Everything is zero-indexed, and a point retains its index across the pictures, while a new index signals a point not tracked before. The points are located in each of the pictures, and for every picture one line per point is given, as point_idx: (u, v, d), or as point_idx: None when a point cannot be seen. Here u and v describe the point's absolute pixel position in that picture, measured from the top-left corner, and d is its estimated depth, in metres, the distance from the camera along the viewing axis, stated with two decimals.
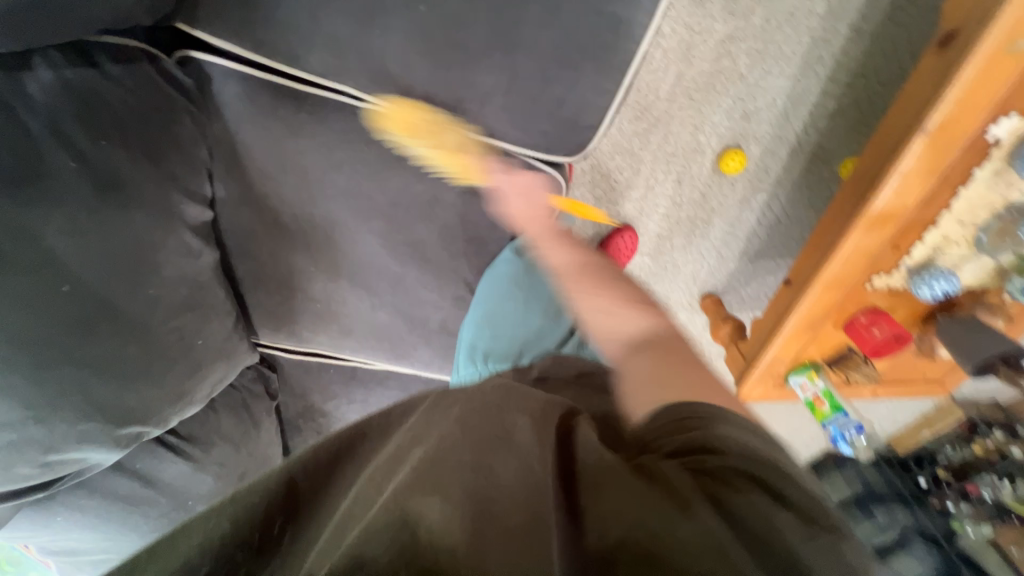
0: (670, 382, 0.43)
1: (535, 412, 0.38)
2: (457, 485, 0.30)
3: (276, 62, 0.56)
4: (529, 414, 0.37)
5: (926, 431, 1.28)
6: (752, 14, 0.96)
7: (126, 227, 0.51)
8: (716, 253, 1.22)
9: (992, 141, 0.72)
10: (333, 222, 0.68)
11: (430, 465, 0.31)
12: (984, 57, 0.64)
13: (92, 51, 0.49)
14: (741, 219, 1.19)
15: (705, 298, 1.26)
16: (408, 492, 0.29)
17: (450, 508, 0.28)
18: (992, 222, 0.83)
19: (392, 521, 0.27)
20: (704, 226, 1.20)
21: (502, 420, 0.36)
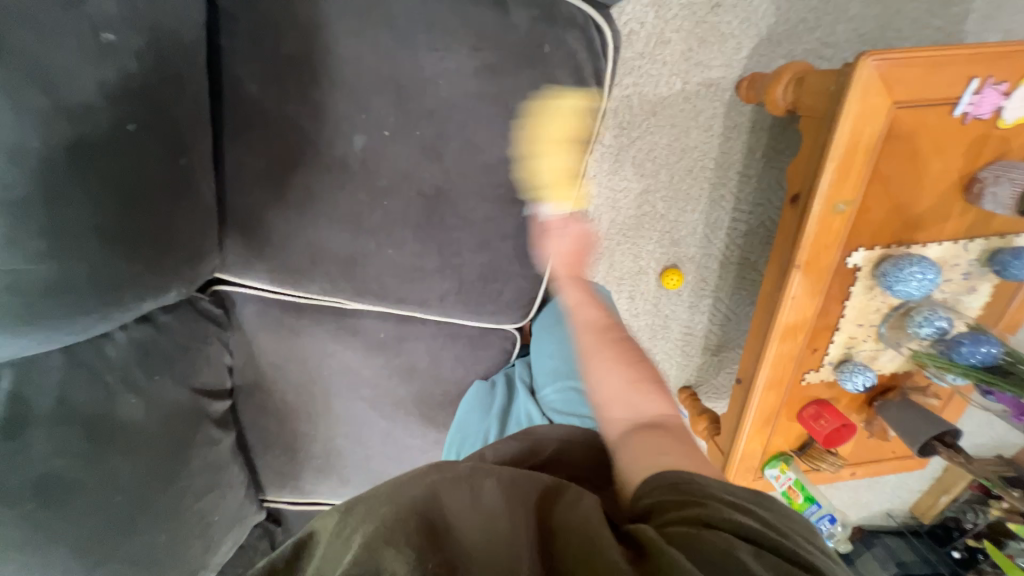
0: (655, 453, 0.54)
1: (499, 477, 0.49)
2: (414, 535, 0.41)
3: (285, 286, 0.72)
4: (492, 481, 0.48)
5: (943, 497, 1.32)
6: (659, 173, 1.19)
7: (165, 437, 0.65)
8: (679, 351, 1.39)
9: (854, 266, 0.90)
10: (329, 395, 0.83)
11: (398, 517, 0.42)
12: (816, 217, 0.84)
13: (150, 311, 0.64)
14: (694, 321, 1.37)
15: (683, 392, 1.40)
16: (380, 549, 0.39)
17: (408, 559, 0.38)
18: (885, 320, 0.98)
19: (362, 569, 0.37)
20: (662, 329, 1.37)
21: (470, 484, 0.47)
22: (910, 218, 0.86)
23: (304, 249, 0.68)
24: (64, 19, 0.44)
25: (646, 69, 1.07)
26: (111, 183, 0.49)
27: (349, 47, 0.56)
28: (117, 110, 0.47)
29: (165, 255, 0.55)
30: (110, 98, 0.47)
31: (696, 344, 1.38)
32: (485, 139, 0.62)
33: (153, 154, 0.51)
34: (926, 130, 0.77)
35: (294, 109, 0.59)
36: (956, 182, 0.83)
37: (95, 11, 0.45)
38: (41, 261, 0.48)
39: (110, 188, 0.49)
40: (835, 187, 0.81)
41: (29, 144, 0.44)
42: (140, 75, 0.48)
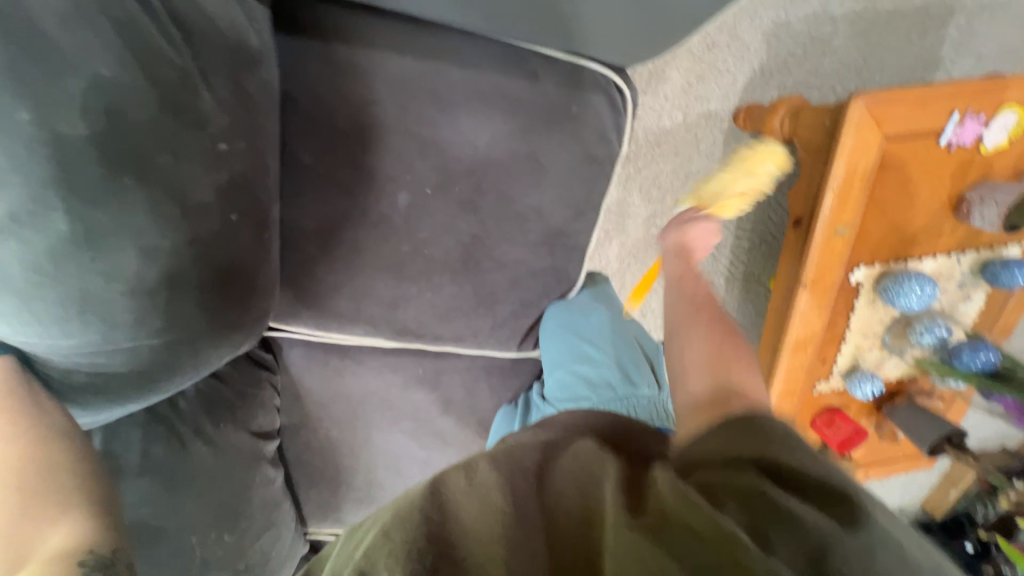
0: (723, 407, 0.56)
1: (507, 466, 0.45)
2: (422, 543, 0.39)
3: (329, 332, 0.76)
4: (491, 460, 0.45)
5: (953, 490, 1.36)
6: (665, 198, 1.25)
7: (228, 479, 0.69)
8: None
9: (857, 283, 0.96)
10: (370, 429, 0.87)
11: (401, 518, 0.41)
12: (820, 240, 0.90)
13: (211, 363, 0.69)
14: None
15: None
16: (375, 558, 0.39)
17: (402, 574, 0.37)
18: (888, 330, 1.04)
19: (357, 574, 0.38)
20: None
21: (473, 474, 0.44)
22: (905, 236, 0.92)
23: (349, 296, 0.73)
24: (187, 137, 0.47)
25: (649, 104, 1.13)
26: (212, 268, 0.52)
27: (395, 117, 0.62)
28: (226, 204, 0.51)
29: (245, 316, 0.59)
30: (222, 194, 0.51)
31: None
32: (518, 191, 0.68)
33: (245, 242, 0.55)
34: (916, 159, 0.84)
35: (343, 173, 0.64)
36: (945, 203, 0.89)
37: (216, 127, 0.49)
38: (154, 335, 0.51)
39: (215, 273, 0.53)
40: (835, 213, 0.87)
41: (160, 244, 0.47)
42: (242, 174, 0.52)
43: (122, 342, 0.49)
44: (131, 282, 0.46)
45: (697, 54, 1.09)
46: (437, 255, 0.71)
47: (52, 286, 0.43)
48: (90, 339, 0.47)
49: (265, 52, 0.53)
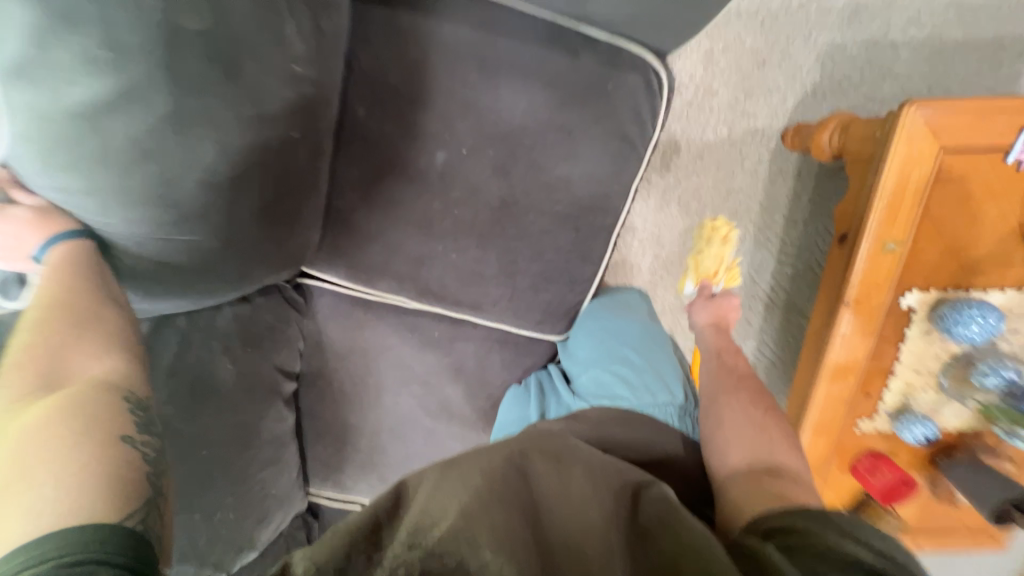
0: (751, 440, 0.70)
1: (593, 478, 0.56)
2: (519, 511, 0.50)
3: (357, 282, 0.81)
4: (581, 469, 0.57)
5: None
6: (704, 212, 1.23)
7: (245, 404, 0.75)
8: None
9: (908, 308, 0.89)
10: (382, 389, 0.89)
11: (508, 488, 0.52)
12: (866, 255, 0.85)
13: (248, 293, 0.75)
14: None
15: None
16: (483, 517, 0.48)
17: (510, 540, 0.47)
18: (946, 369, 0.94)
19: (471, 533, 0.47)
20: None
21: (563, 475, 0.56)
22: (966, 263, 0.85)
23: (380, 248, 0.78)
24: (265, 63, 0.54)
25: (694, 117, 1.14)
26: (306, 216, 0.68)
27: (443, 79, 0.67)
28: (288, 123, 0.59)
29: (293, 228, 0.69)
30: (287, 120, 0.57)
31: None
32: (548, 160, 0.71)
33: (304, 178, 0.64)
34: (979, 176, 0.79)
35: (390, 129, 0.70)
36: (1014, 229, 0.82)
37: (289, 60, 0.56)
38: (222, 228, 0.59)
39: (268, 191, 0.62)
40: (884, 227, 0.82)
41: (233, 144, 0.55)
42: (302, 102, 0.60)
43: (194, 231, 0.57)
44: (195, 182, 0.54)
45: (748, 70, 1.09)
46: (467, 215, 0.74)
47: (138, 170, 0.50)
48: (165, 222, 0.55)
49: (338, 8, 0.60)
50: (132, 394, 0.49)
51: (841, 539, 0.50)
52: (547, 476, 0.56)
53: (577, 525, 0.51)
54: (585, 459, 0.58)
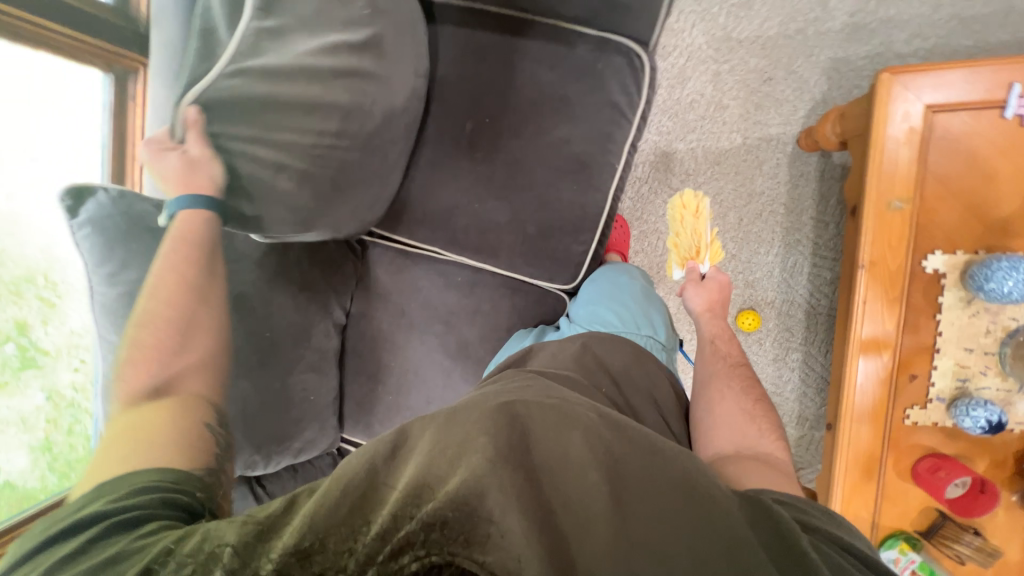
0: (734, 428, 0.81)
1: (584, 431, 0.53)
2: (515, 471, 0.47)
3: (400, 230, 1.00)
4: (576, 434, 0.53)
5: None
6: (727, 215, 1.30)
7: (307, 310, 0.90)
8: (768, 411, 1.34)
9: (936, 272, 0.85)
10: (411, 329, 1.03)
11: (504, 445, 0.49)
12: (871, 216, 0.86)
13: None
14: (784, 376, 1.34)
15: None
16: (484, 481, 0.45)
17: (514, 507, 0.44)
18: (1003, 346, 0.85)
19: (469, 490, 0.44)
20: None
21: (560, 435, 0.52)
22: (994, 223, 0.82)
23: (420, 201, 0.98)
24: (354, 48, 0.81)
25: (708, 127, 1.27)
26: (361, 201, 0.88)
27: (475, 69, 0.91)
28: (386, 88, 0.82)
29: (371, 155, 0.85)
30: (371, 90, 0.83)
31: (790, 404, 1.34)
32: (551, 124, 0.89)
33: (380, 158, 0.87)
34: (980, 134, 0.81)
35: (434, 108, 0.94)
36: None
37: None
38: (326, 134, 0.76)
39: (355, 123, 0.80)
40: (885, 187, 0.84)
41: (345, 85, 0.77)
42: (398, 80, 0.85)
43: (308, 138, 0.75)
44: (321, 134, 0.76)
45: (755, 86, 1.23)
46: (487, 170, 0.93)
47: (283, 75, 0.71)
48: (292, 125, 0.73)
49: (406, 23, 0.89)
50: (217, 408, 0.67)
51: (829, 527, 0.54)
52: (540, 439, 0.51)
53: (587, 494, 0.48)
54: (584, 422, 0.55)
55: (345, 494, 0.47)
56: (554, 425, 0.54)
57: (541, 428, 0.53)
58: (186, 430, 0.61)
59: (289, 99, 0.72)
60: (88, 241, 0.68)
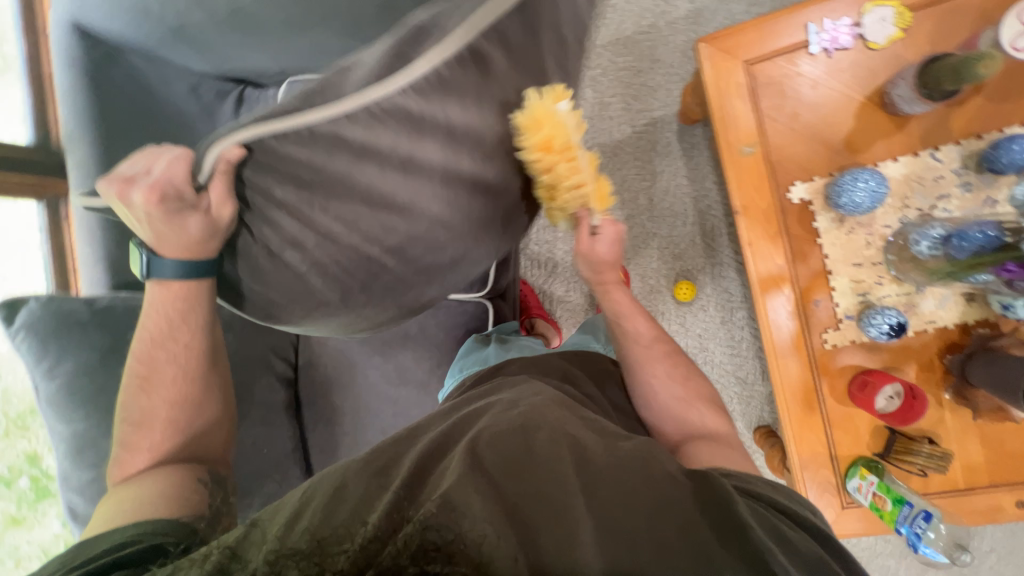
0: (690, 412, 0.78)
1: (549, 429, 0.56)
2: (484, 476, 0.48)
3: None
4: (542, 431, 0.55)
5: None
6: (638, 198, 1.37)
7: (244, 367, 0.99)
8: (730, 373, 1.36)
9: (802, 201, 0.91)
10: (352, 366, 1.07)
11: (471, 454, 0.51)
12: (729, 165, 0.93)
13: None
14: (736, 336, 1.36)
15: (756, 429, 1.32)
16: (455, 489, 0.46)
17: (484, 509, 0.45)
18: (886, 254, 0.88)
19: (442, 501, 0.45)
20: (702, 351, 1.37)
21: (526, 436, 0.54)
22: (839, 145, 0.89)
23: None
24: None
25: (598, 125, 1.37)
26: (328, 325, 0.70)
27: None
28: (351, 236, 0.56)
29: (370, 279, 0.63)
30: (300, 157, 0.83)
31: (749, 362, 1.35)
32: None
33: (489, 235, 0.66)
34: (798, 73, 0.89)
35: None
36: (867, 102, 0.87)
37: None
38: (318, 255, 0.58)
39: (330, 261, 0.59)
40: (732, 137, 0.92)
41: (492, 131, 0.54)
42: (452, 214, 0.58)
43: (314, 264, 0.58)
44: (323, 263, 0.58)
45: (629, 79, 1.35)
46: None
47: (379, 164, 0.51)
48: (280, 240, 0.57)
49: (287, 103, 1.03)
50: (212, 472, 0.73)
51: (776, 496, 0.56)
52: (508, 441, 0.53)
53: (557, 484, 0.49)
54: (550, 419, 0.57)
55: (328, 506, 0.49)
56: (522, 423, 0.56)
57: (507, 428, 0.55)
58: (174, 490, 0.65)
59: (320, 221, 0.54)
60: (26, 342, 0.79)
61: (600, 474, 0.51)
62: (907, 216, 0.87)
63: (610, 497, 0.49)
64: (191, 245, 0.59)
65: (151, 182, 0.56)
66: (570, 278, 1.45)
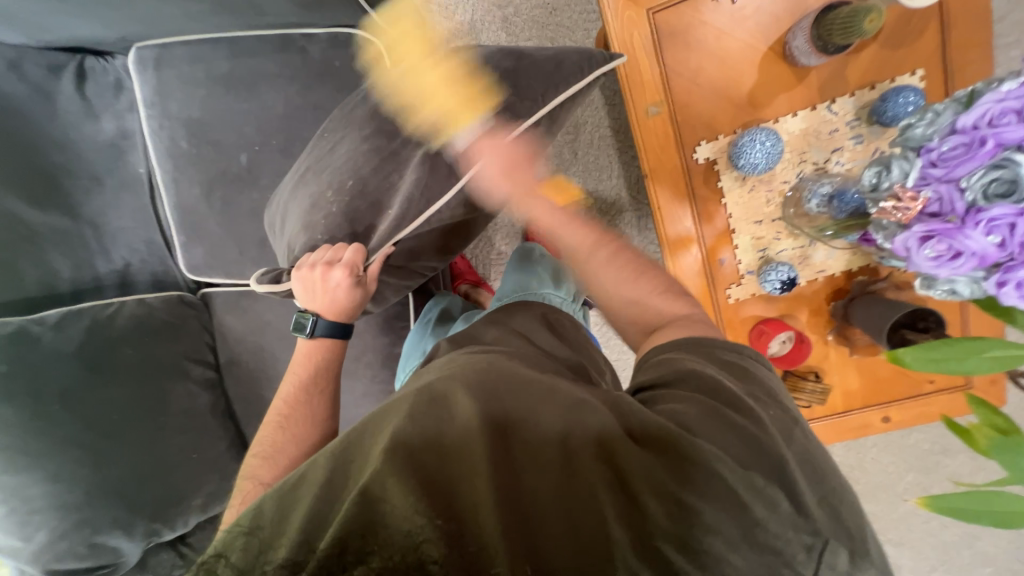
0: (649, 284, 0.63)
1: (471, 385, 0.48)
2: (404, 461, 0.41)
3: (227, 274, 1.02)
4: (465, 388, 0.47)
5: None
6: (563, 152, 1.32)
7: (151, 376, 0.94)
8: None
9: (707, 161, 0.90)
10: (276, 361, 1.05)
11: (388, 442, 0.42)
12: (637, 127, 0.89)
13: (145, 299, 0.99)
14: None
15: None
16: (372, 490, 0.39)
17: (413, 499, 0.38)
18: (783, 211, 0.91)
19: (360, 507, 0.38)
20: None
21: (444, 399, 0.46)
22: (742, 100, 0.87)
23: (229, 241, 0.98)
24: None
25: None
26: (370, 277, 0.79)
27: (226, 99, 0.91)
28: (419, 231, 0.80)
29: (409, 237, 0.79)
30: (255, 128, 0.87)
31: None
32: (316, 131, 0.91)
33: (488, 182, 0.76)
34: (703, 21, 0.84)
35: (205, 148, 0.93)
36: (770, 53, 0.85)
37: None
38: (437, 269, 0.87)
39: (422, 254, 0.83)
40: (637, 95, 0.87)
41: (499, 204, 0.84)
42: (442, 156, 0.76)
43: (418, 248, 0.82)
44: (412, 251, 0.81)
45: (544, 19, 1.23)
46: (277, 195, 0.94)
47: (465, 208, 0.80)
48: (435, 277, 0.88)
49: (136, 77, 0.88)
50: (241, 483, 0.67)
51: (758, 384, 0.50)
52: (426, 411, 0.45)
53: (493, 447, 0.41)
54: (467, 376, 0.49)
55: (245, 545, 0.41)
56: (443, 391, 0.47)
57: (424, 400, 0.47)
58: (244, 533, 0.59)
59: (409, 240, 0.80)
60: None
61: (533, 433, 0.43)
62: (805, 171, 0.89)
63: (553, 456, 0.42)
64: (348, 305, 0.78)
65: (340, 261, 0.74)
66: (502, 240, 1.40)
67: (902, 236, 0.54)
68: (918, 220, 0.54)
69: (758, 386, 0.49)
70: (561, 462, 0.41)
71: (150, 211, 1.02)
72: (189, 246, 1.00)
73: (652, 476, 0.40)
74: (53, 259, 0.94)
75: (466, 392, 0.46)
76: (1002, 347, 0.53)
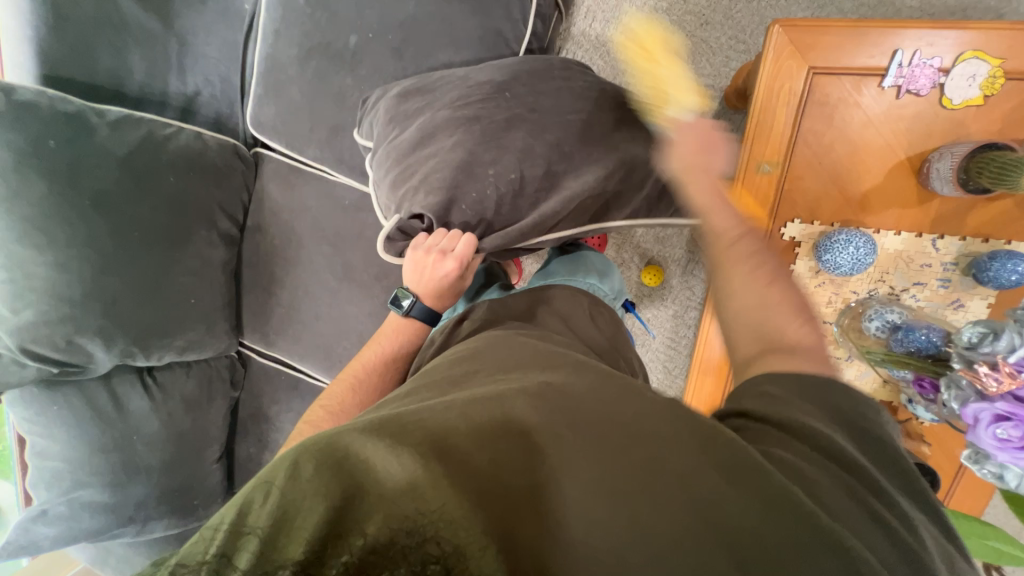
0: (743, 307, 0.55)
1: (530, 391, 0.46)
2: (462, 462, 0.39)
3: (288, 146, 1.00)
4: (524, 394, 0.45)
5: None
6: None
7: (181, 213, 0.93)
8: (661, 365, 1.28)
9: (792, 241, 0.87)
10: (300, 246, 1.04)
11: (446, 435, 0.41)
12: (741, 179, 0.85)
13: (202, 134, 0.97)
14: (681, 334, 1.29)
15: None
16: (430, 486, 0.37)
17: (474, 511, 0.37)
18: (838, 318, 0.89)
19: (415, 504, 0.36)
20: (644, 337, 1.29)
21: (503, 399, 0.45)
22: (854, 198, 0.84)
23: (305, 115, 0.96)
24: None
25: None
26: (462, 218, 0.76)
27: None
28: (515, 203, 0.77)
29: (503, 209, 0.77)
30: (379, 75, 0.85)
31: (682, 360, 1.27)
32: (433, 44, 0.87)
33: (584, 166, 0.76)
34: (856, 104, 0.80)
35: (320, 13, 0.89)
36: (905, 164, 0.80)
37: None
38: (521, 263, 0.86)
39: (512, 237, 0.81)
40: (757, 147, 0.83)
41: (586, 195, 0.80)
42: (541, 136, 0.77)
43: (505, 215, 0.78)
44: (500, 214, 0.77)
45: (691, 30, 1.17)
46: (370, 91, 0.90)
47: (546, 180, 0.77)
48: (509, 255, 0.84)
49: None
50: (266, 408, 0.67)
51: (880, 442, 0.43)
52: (484, 407, 0.43)
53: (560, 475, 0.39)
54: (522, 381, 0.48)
55: (282, 506, 0.36)
56: (500, 390, 0.46)
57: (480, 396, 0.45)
58: None
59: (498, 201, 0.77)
60: None
61: (608, 459, 0.40)
62: (877, 290, 0.86)
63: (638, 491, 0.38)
64: (449, 295, 0.79)
65: (452, 252, 0.74)
66: None
67: (977, 404, 0.55)
68: (1001, 396, 0.55)
69: (881, 444, 0.43)
70: (638, 490, 0.38)
71: (240, 51, 0.98)
72: (264, 103, 0.98)
73: (753, 522, 0.37)
74: (131, 57, 0.91)
75: (527, 399, 0.44)
76: (1002, 539, 0.54)
